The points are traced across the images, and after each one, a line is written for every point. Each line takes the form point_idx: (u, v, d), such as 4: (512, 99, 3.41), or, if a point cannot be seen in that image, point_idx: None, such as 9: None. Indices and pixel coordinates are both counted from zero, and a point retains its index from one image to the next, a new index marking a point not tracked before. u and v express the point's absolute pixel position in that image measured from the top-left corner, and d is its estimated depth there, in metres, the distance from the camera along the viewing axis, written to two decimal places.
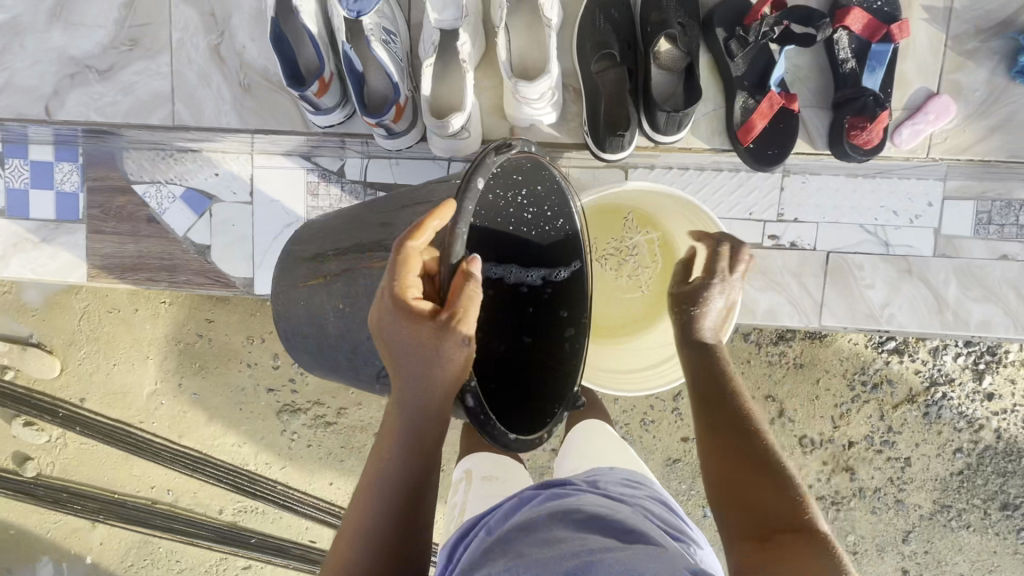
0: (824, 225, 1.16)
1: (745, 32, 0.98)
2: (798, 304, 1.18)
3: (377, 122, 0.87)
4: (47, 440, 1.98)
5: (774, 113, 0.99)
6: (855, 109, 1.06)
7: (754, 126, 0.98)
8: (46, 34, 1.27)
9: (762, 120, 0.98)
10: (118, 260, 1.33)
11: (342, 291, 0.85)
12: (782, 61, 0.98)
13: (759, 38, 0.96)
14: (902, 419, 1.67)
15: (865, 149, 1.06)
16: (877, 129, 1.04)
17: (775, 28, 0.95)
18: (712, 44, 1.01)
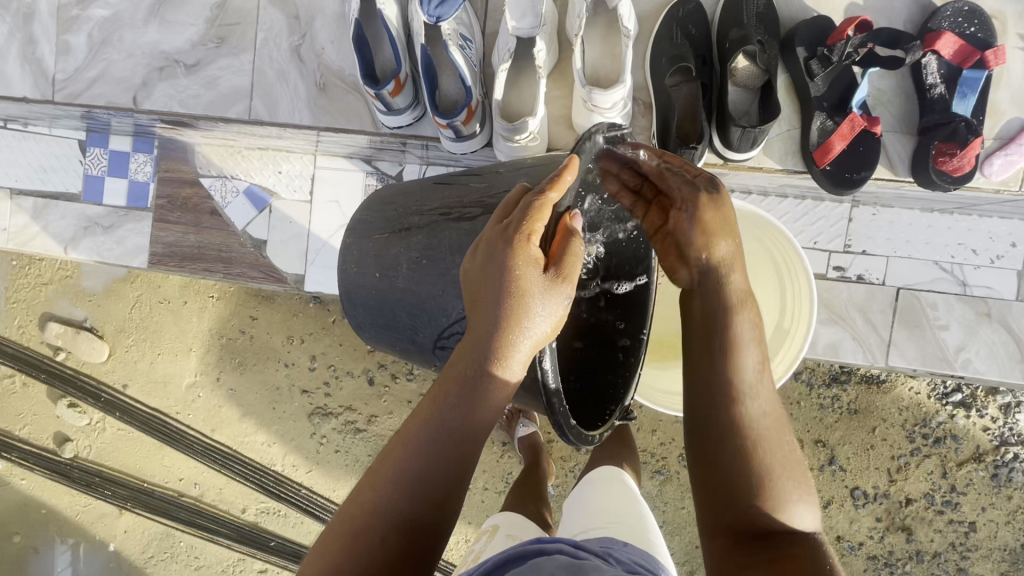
0: (895, 260, 1.11)
1: (828, 51, 0.95)
2: (863, 340, 1.12)
3: (447, 122, 0.89)
4: (88, 423, 2.03)
5: (854, 135, 0.96)
6: (945, 134, 1.00)
7: (833, 147, 0.95)
8: (142, 29, 1.31)
9: (841, 142, 0.95)
10: (178, 249, 1.37)
11: (383, 269, 0.82)
12: (865, 83, 0.95)
13: (843, 59, 0.93)
14: (968, 479, 1.55)
15: (954, 176, 1.00)
16: (969, 156, 0.98)
17: (859, 49, 0.93)
18: (791, 65, 0.98)
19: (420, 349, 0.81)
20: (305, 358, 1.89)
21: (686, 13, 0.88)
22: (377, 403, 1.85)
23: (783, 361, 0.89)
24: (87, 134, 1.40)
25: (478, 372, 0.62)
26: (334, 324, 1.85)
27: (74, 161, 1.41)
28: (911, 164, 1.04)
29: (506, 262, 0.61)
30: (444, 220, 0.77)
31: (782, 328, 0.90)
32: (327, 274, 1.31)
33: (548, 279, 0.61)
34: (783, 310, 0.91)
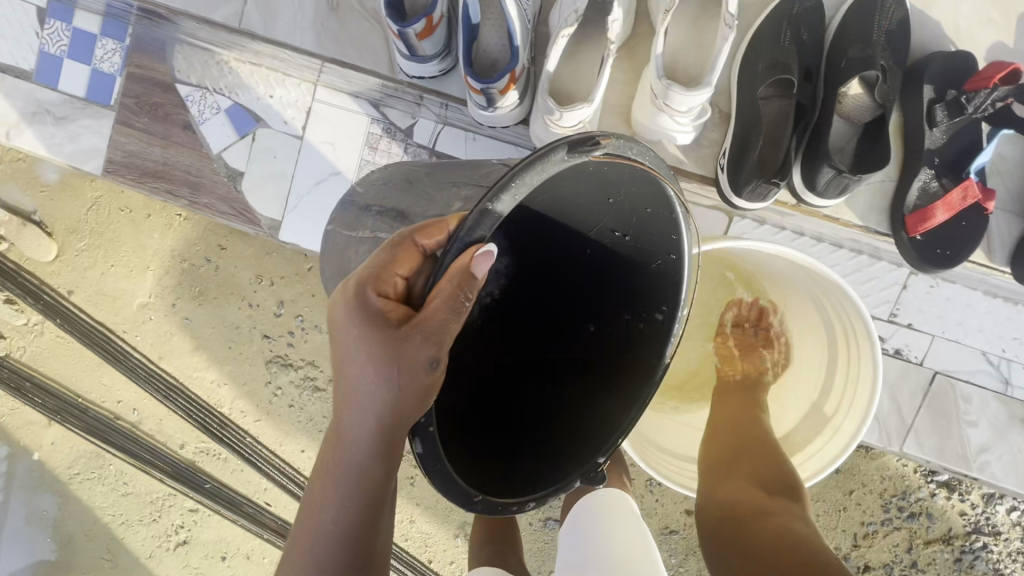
0: (940, 340, 0.99)
1: (961, 98, 0.81)
2: (882, 420, 1.01)
3: (482, 88, 0.71)
4: (25, 324, 1.86)
5: (962, 209, 0.85)
6: None
7: (934, 216, 0.84)
8: None
9: (944, 212, 0.84)
10: (139, 161, 1.17)
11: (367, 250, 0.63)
12: (990, 147, 0.82)
13: (976, 112, 0.81)
14: (931, 558, 1.50)
15: None
16: None
17: (995, 104, 0.80)
18: (910, 105, 0.85)
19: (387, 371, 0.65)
20: (273, 302, 1.73)
21: (801, 14, 0.74)
22: None
23: (819, 454, 0.82)
24: (49, 2, 1.17)
25: (346, 455, 0.52)
26: (310, 272, 1.69)
27: (30, 31, 1.18)
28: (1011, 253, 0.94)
29: (353, 330, 0.50)
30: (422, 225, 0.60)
31: (822, 416, 0.84)
32: (307, 226, 1.14)
33: (395, 340, 0.48)
34: (825, 394, 0.85)
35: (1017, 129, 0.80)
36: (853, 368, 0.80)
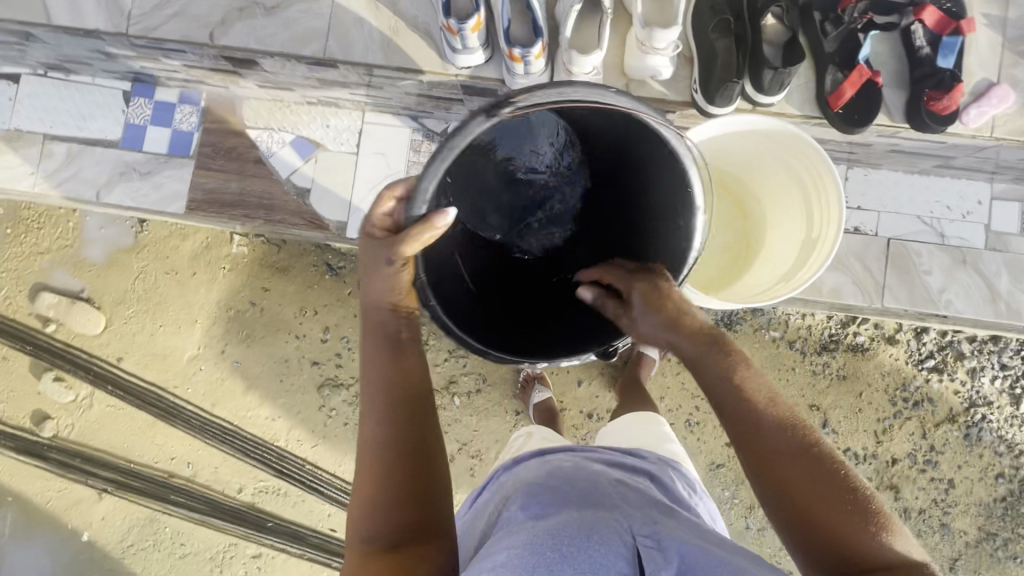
0: (884, 214, 1.28)
1: (839, 13, 1.01)
2: (861, 284, 1.27)
3: (522, 54, 0.99)
4: (73, 399, 1.93)
5: (864, 83, 1.00)
6: (932, 83, 1.01)
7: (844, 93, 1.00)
8: None
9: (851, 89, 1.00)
10: (218, 195, 1.40)
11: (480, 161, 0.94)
12: (867, 44, 1.02)
13: (850, 22, 1.01)
14: (944, 438, 1.70)
15: (943, 121, 1.01)
16: (955, 98, 0.99)
17: (860, 17, 1.01)
18: (809, 28, 1.04)
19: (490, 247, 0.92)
20: (318, 330, 1.89)
21: None
22: None
23: (815, 262, 0.97)
24: (132, 84, 1.43)
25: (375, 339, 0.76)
26: (350, 297, 1.88)
27: (115, 109, 1.44)
28: (906, 111, 1.03)
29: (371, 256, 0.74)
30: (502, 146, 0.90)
31: (810, 239, 1.01)
32: None
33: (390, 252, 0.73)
34: (811, 222, 1.01)
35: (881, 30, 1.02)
36: (821, 193, 0.98)
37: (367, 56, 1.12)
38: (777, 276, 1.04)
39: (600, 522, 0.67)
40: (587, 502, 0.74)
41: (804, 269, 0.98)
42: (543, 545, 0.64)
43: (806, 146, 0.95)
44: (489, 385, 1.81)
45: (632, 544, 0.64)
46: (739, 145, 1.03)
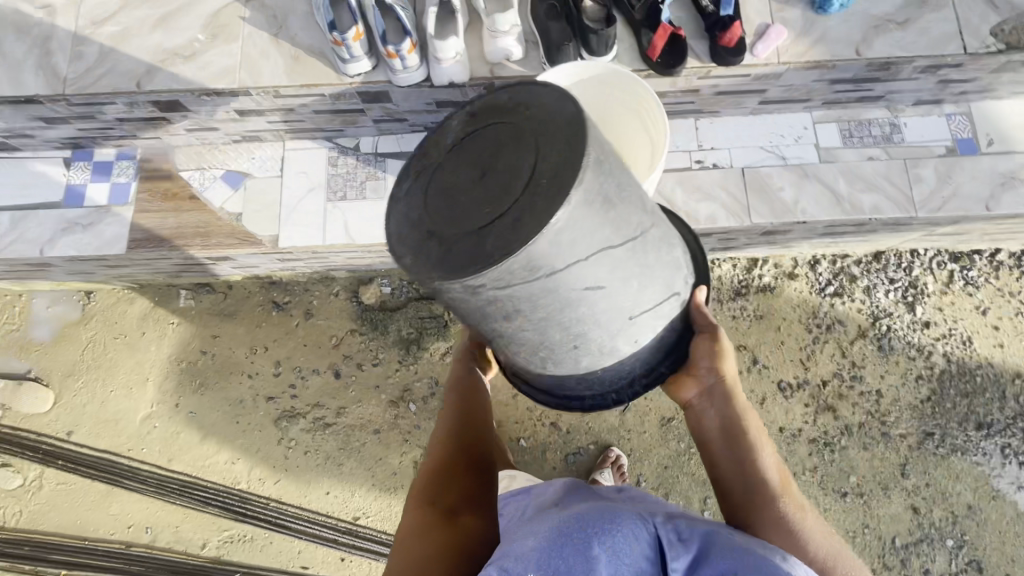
0: (734, 149, 1.53)
1: None
2: (730, 209, 1.49)
3: (397, 50, 1.22)
4: (21, 484, 1.88)
5: (669, 35, 1.26)
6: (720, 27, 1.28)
7: (656, 45, 1.26)
8: None
9: (660, 40, 1.26)
10: (156, 231, 1.53)
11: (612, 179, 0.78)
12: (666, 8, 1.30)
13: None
14: (862, 353, 1.85)
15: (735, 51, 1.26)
16: (737, 30, 1.25)
17: None
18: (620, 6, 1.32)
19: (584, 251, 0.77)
20: (270, 365, 1.94)
21: None
22: (345, 395, 1.90)
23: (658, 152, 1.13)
24: (72, 151, 1.60)
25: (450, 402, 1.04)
26: (298, 327, 1.96)
27: (58, 174, 1.59)
28: (711, 53, 1.30)
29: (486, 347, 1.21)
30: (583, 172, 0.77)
31: (656, 143, 1.17)
32: (299, 231, 1.52)
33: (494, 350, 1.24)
34: (653, 131, 1.19)
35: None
36: (649, 104, 1.17)
37: (274, 80, 1.34)
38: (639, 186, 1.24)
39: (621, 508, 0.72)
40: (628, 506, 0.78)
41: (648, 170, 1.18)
42: (568, 530, 0.68)
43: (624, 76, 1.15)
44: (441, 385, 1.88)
45: (655, 531, 0.69)
46: (585, 92, 1.24)
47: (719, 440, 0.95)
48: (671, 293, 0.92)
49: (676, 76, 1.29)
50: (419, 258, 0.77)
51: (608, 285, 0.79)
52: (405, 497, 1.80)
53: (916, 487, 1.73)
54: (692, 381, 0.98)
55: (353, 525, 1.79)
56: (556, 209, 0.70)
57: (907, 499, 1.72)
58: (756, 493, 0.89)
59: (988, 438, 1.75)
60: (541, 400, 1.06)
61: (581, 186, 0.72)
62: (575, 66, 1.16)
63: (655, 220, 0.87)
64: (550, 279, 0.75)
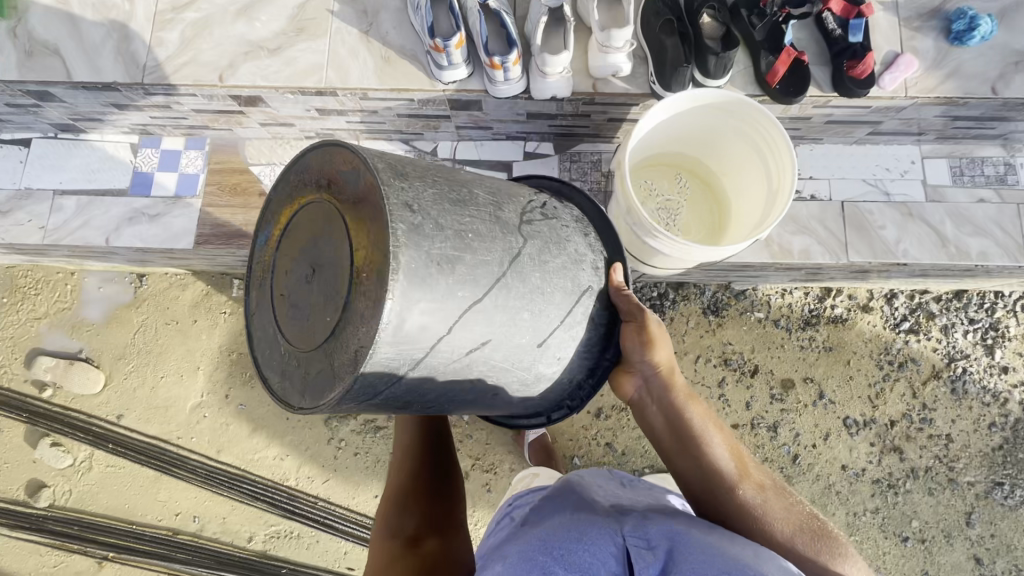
0: (834, 181, 1.44)
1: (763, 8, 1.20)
2: (826, 244, 1.41)
3: (502, 61, 1.14)
4: (71, 464, 1.89)
5: (794, 60, 1.17)
6: (849, 56, 1.18)
7: (777, 71, 1.17)
8: None
9: (783, 66, 1.17)
10: (225, 228, 1.49)
11: (460, 231, 0.80)
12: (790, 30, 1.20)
13: (771, 16, 1.20)
14: (934, 395, 1.78)
15: (864, 83, 1.17)
16: (869, 61, 1.15)
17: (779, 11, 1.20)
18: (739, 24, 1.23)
19: (489, 308, 0.81)
20: None
21: None
22: None
23: (781, 205, 1.07)
24: (140, 137, 1.55)
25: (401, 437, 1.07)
26: None
27: (124, 161, 1.54)
28: (834, 81, 1.21)
29: None
30: (461, 240, 0.79)
31: (774, 191, 1.11)
32: None
33: None
34: (771, 177, 1.13)
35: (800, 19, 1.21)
36: (774, 150, 1.09)
37: (363, 81, 1.27)
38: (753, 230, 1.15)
39: (592, 531, 0.72)
40: (605, 517, 0.78)
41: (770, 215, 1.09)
42: (535, 556, 0.69)
43: (756, 110, 1.06)
44: None
45: (623, 545, 0.69)
46: (705, 119, 1.16)
47: (663, 430, 0.98)
48: (582, 290, 0.92)
49: (795, 105, 1.20)
50: (287, 380, 0.87)
51: (501, 333, 0.84)
52: None
53: (980, 537, 1.68)
54: (629, 377, 0.98)
55: None
56: (353, 312, 0.77)
57: (969, 548, 1.67)
58: (717, 485, 0.92)
59: None
60: (509, 426, 1.06)
61: (403, 271, 0.73)
62: (704, 91, 1.07)
63: (525, 236, 0.87)
64: (424, 350, 0.78)
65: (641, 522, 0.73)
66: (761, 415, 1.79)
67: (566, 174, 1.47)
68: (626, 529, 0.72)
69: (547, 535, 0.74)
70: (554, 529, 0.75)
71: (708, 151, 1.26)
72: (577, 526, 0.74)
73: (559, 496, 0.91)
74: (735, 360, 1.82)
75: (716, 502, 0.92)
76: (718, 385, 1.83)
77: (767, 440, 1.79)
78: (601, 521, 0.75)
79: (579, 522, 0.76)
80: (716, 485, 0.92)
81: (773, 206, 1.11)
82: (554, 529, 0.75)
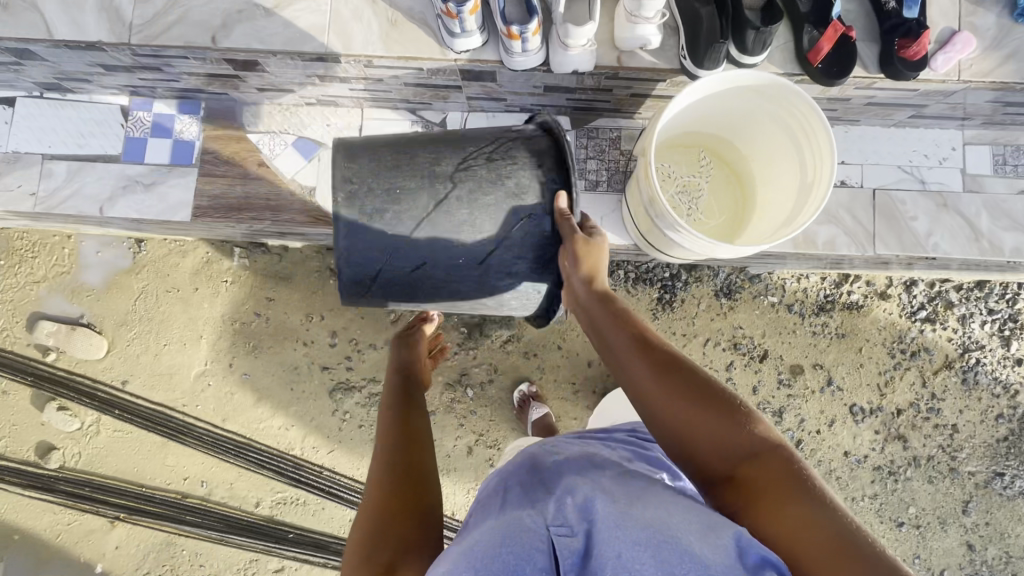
0: (867, 166, 1.36)
1: None
2: (853, 234, 1.34)
3: (520, 31, 1.04)
4: (79, 427, 1.90)
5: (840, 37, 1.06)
6: (902, 34, 1.08)
7: (822, 48, 1.07)
8: None
9: (828, 43, 1.06)
10: (224, 200, 1.42)
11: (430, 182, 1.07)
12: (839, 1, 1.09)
13: None
14: (944, 385, 1.76)
15: (914, 65, 1.07)
16: (924, 42, 1.05)
17: None
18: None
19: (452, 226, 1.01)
20: (326, 335, 1.89)
21: None
22: None
23: (813, 203, 1.00)
24: (130, 99, 1.46)
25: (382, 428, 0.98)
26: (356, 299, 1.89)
27: (115, 125, 1.46)
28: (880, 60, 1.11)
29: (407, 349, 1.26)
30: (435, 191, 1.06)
31: (805, 184, 1.04)
32: None
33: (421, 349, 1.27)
34: (803, 167, 1.05)
35: None
36: (809, 139, 1.01)
37: (367, 48, 1.17)
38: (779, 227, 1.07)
39: (514, 529, 0.67)
40: (528, 502, 0.74)
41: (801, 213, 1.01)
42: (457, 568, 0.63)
43: (797, 95, 0.97)
44: (500, 373, 1.83)
45: (547, 539, 0.65)
46: (739, 101, 1.07)
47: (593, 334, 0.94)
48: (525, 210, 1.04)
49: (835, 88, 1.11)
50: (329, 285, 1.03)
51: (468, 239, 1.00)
52: (457, 480, 1.81)
53: (975, 524, 1.71)
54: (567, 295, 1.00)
55: None
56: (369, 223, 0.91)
57: (963, 534, 1.70)
58: (634, 371, 0.83)
59: None
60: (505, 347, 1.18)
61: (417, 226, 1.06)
62: (743, 71, 0.98)
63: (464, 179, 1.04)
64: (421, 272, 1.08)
65: (560, 507, 0.69)
66: (767, 400, 1.78)
67: (582, 150, 1.39)
68: (547, 516, 0.68)
69: (469, 542, 0.68)
70: (478, 534, 0.69)
71: (738, 134, 1.18)
72: (504, 523, 0.69)
73: (500, 483, 0.85)
74: (744, 345, 1.79)
75: (642, 394, 0.81)
76: (726, 368, 1.81)
77: (771, 425, 1.79)
78: (519, 512, 0.71)
79: (504, 519, 0.71)
80: (633, 372, 0.83)
81: (804, 202, 1.04)
82: (477, 533, 0.69)
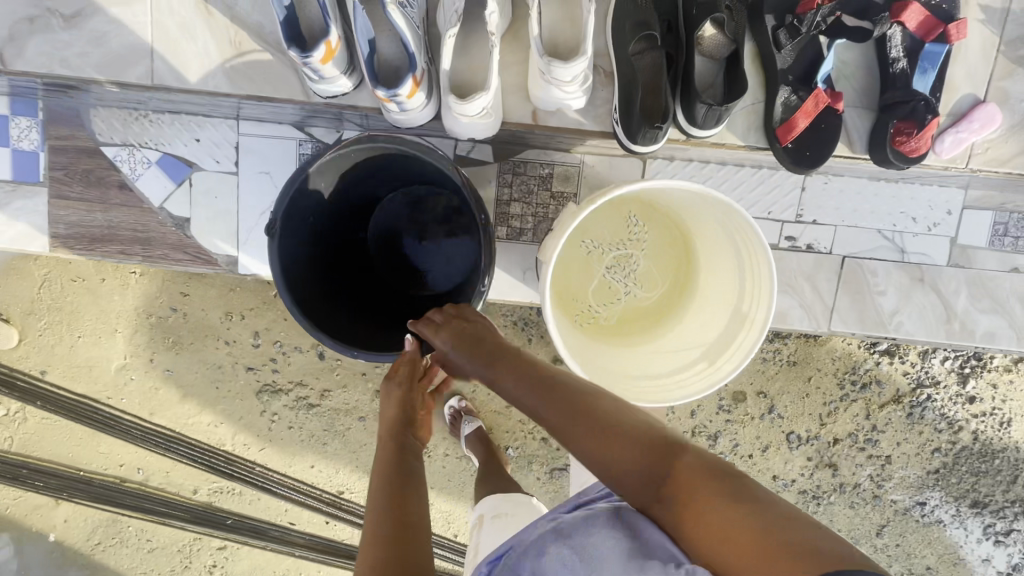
0: (842, 228, 1.14)
1: (798, 21, 1.00)
2: (809, 308, 1.17)
3: (389, 95, 0.77)
4: (5, 414, 1.87)
5: (818, 112, 1.02)
6: (905, 112, 1.04)
7: (795, 125, 1.02)
8: None
9: (804, 120, 1.02)
10: (84, 229, 1.20)
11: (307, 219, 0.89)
12: (831, 56, 1.00)
13: (812, 28, 0.99)
14: (887, 418, 1.71)
15: (910, 158, 1.04)
16: (926, 137, 1.02)
17: (828, 18, 0.99)
18: (760, 35, 1.04)
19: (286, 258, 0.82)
20: (248, 335, 1.77)
21: None
22: (329, 377, 1.79)
23: (740, 350, 0.83)
24: None
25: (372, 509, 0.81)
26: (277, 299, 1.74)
27: None
28: (869, 142, 1.09)
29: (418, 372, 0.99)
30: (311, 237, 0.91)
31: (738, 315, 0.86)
32: (262, 255, 1.20)
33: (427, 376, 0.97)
34: (743, 293, 0.86)
35: (850, 38, 1.00)
36: (754, 266, 0.83)
37: None
38: (696, 356, 0.90)
39: None
40: None
41: (726, 356, 0.85)
42: None
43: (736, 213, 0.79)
44: None
45: None
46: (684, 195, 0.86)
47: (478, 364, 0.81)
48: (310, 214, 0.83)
49: (806, 172, 1.05)
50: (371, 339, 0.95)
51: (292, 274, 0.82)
52: None
53: (885, 545, 1.77)
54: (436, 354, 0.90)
55: (338, 498, 1.85)
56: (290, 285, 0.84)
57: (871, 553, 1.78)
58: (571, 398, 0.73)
59: (976, 515, 1.74)
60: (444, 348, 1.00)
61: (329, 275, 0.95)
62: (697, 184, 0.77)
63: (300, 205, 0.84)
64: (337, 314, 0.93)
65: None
66: (704, 424, 1.73)
67: (506, 189, 1.15)
68: None
69: None
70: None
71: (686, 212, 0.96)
72: None
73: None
74: None
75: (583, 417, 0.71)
76: None
77: (705, 446, 1.77)
78: None
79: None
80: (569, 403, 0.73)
81: (725, 341, 0.87)
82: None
